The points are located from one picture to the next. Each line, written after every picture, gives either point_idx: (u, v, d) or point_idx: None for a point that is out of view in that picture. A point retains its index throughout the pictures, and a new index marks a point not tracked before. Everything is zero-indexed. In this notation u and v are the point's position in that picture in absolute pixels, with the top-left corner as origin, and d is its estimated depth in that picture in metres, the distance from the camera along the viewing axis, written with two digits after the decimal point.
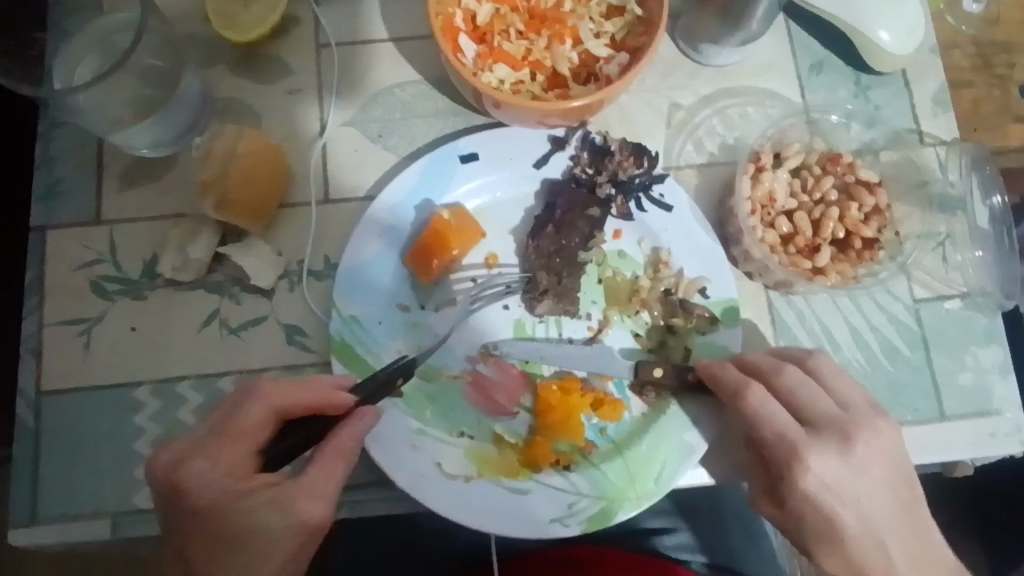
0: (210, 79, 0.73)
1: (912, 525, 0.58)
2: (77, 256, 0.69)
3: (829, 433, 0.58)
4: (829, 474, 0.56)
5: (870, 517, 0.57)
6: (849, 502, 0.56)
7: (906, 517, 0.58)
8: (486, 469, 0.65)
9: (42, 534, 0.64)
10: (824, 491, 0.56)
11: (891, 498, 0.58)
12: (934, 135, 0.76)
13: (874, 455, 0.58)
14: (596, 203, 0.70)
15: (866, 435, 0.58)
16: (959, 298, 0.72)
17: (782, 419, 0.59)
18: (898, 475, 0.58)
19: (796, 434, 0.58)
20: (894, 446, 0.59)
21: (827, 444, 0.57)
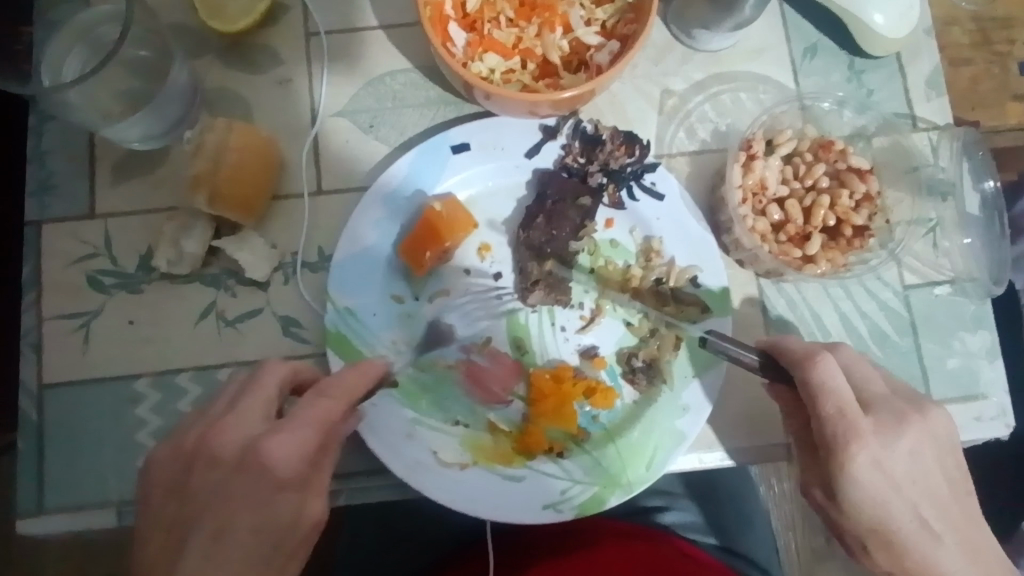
0: (200, 70, 0.73)
1: (951, 504, 0.59)
2: (73, 251, 0.70)
3: (887, 416, 0.58)
4: (892, 462, 0.56)
5: (921, 504, 0.57)
6: (904, 486, 0.57)
7: (948, 495, 0.59)
8: (481, 457, 0.66)
9: (49, 523, 0.66)
10: (885, 477, 0.56)
11: (936, 479, 0.59)
12: (928, 119, 0.76)
13: (927, 438, 0.58)
14: (588, 192, 0.71)
15: (918, 421, 0.58)
16: (948, 284, 0.73)
17: (847, 401, 0.57)
18: (944, 455, 0.59)
19: (863, 420, 0.57)
20: (943, 428, 0.59)
21: (889, 429, 0.57)
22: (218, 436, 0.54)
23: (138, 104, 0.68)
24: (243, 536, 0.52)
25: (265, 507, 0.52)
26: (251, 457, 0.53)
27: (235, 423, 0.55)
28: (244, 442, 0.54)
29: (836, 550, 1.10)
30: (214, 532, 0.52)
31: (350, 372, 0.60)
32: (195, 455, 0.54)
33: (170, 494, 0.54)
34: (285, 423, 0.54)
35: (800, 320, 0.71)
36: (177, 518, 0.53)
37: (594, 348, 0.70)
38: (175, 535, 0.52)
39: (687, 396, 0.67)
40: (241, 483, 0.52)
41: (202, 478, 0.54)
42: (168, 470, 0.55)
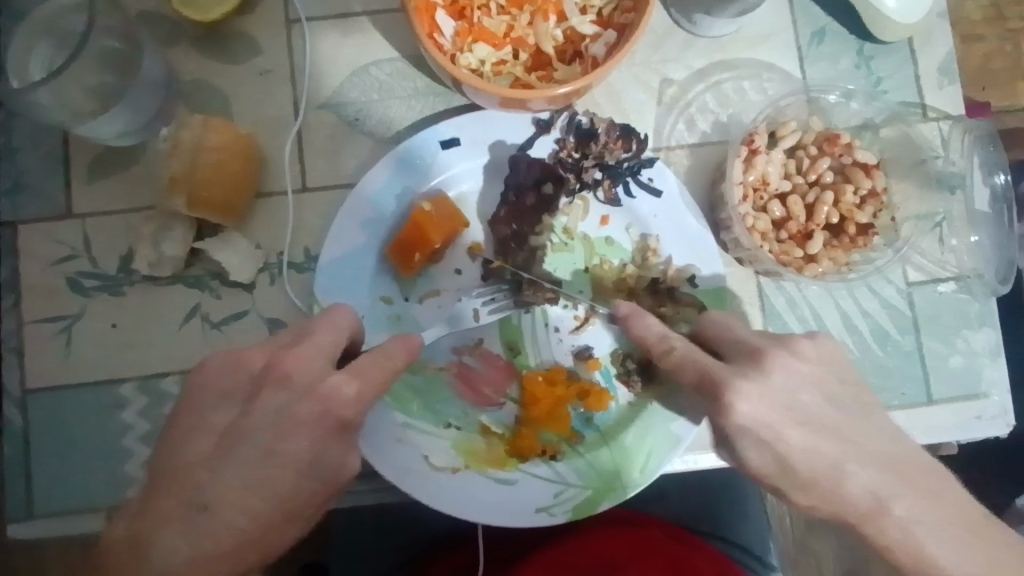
0: (175, 61, 0.69)
1: (866, 433, 0.52)
2: (51, 253, 0.68)
3: (746, 360, 0.53)
4: (759, 401, 0.51)
5: (817, 440, 0.51)
6: (787, 421, 0.51)
7: (855, 426, 0.52)
8: (473, 461, 0.65)
9: (40, 529, 0.65)
10: (759, 419, 0.51)
11: (833, 411, 0.53)
12: (939, 109, 0.72)
13: (800, 370, 0.53)
14: (552, 180, 0.67)
15: (784, 357, 0.53)
16: (952, 281, 0.71)
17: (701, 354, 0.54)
18: (830, 382, 0.54)
19: (717, 367, 0.53)
20: (821, 356, 0.55)
21: (746, 369, 0.52)
22: (289, 361, 0.51)
23: (111, 100, 0.64)
24: (295, 464, 0.49)
25: (326, 442, 0.50)
26: (319, 390, 0.50)
27: (302, 355, 0.51)
28: (312, 375, 0.51)
29: None
30: (268, 452, 0.49)
31: (393, 341, 0.54)
32: (261, 376, 0.51)
33: (224, 406, 0.50)
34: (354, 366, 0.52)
35: (800, 319, 0.70)
36: (228, 429, 0.50)
37: (589, 349, 0.68)
38: (224, 444, 0.49)
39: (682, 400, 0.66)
40: (307, 412, 0.50)
41: (264, 397, 0.50)
42: (225, 383, 0.51)
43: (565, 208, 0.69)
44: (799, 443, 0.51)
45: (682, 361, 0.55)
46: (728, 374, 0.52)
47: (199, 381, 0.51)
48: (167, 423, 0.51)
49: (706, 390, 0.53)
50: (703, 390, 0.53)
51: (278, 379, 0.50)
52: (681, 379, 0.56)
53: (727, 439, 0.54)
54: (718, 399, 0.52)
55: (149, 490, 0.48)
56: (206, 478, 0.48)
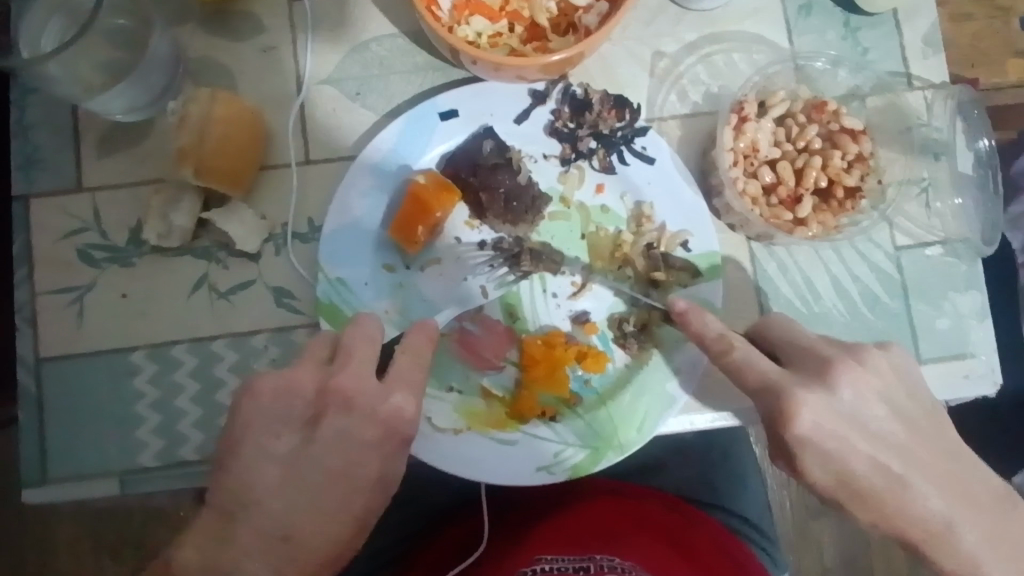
0: (181, 39, 0.71)
1: (932, 452, 0.56)
2: (63, 225, 0.70)
3: (812, 371, 0.56)
4: (827, 416, 0.54)
5: (880, 454, 0.55)
6: (852, 434, 0.54)
7: (914, 441, 0.56)
8: (475, 422, 0.67)
9: (54, 492, 0.67)
10: (826, 433, 0.54)
11: (898, 425, 0.56)
12: (923, 78, 0.74)
13: (865, 385, 0.55)
14: (485, 138, 0.70)
15: (851, 370, 0.55)
16: (939, 245, 0.72)
17: (766, 364, 0.56)
18: (897, 396, 0.57)
19: (786, 381, 0.55)
20: (890, 372, 0.57)
21: (815, 384, 0.55)
22: (343, 384, 0.53)
23: (120, 75, 0.67)
24: (364, 484, 0.52)
25: (390, 461, 0.53)
26: (379, 411, 0.53)
27: (354, 375, 0.53)
28: (369, 397, 0.53)
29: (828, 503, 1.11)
30: (336, 475, 0.52)
31: (415, 332, 0.57)
32: (317, 401, 0.53)
33: (283, 431, 0.52)
34: (402, 382, 0.54)
35: (791, 283, 0.72)
36: (293, 454, 0.52)
37: (586, 313, 0.70)
38: (293, 471, 0.51)
39: (676, 360, 0.68)
40: (369, 435, 0.52)
41: (327, 422, 0.52)
42: (279, 407, 0.52)
43: (562, 177, 0.71)
44: (863, 457, 0.54)
45: (747, 369, 0.57)
46: (796, 387, 0.54)
47: (252, 406, 0.52)
48: (225, 449, 0.52)
49: (774, 404, 0.55)
50: (766, 400, 0.56)
51: (338, 406, 0.52)
52: (745, 387, 0.58)
53: (786, 451, 0.56)
54: (785, 414, 0.54)
55: (222, 521, 0.50)
56: (281, 506, 0.50)
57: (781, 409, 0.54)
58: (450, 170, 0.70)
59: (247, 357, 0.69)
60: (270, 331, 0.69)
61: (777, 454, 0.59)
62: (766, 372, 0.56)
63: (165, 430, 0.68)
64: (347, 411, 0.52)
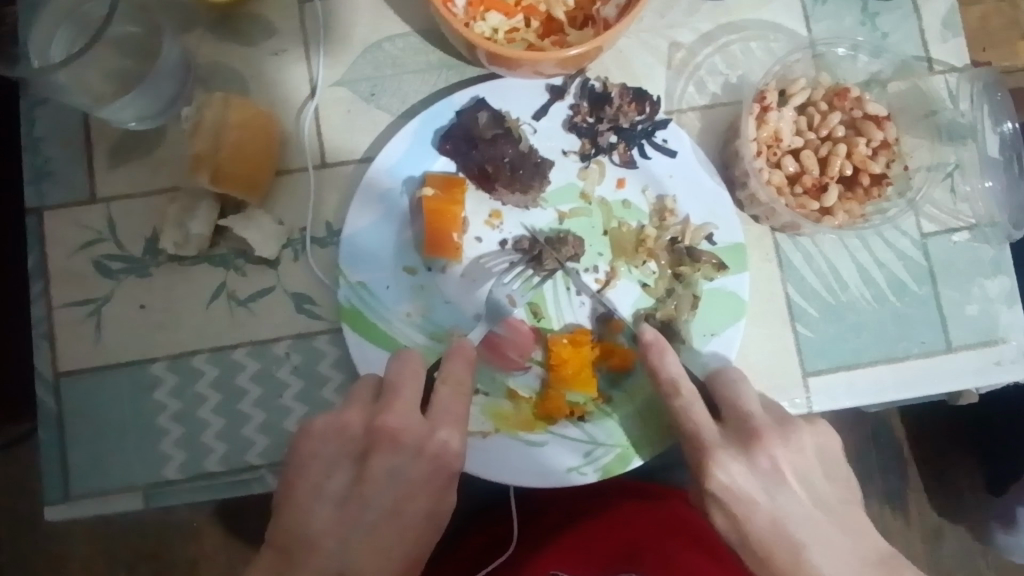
0: (191, 44, 0.70)
1: (835, 528, 0.61)
2: (78, 238, 0.69)
3: (738, 437, 0.62)
4: (738, 477, 0.61)
5: (786, 522, 0.60)
6: (759, 499, 0.61)
7: (827, 515, 0.61)
8: (503, 424, 0.66)
9: (77, 510, 0.66)
10: (732, 493, 0.61)
11: (805, 496, 0.61)
12: (943, 61, 0.73)
13: (783, 456, 0.61)
14: (479, 108, 0.68)
15: (773, 442, 0.61)
16: (966, 230, 0.72)
17: (703, 421, 0.62)
18: (816, 477, 0.62)
19: (711, 439, 0.62)
20: (816, 448, 0.63)
21: (734, 450, 0.61)
22: (390, 423, 0.56)
23: (132, 83, 0.65)
24: (415, 517, 0.56)
25: (436, 494, 0.57)
26: (426, 446, 0.56)
27: (400, 414, 0.56)
28: (416, 434, 0.56)
29: None
30: (390, 510, 0.55)
31: (455, 360, 0.59)
32: (366, 439, 0.56)
33: (336, 472, 0.55)
34: (445, 418, 0.57)
35: (817, 274, 0.71)
36: (347, 493, 0.55)
37: (611, 310, 0.69)
38: (348, 510, 0.54)
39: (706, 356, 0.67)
40: (418, 473, 0.56)
41: (378, 460, 0.55)
42: (333, 448, 0.56)
43: (582, 172, 0.70)
44: (762, 521, 0.61)
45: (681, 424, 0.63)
46: (718, 449, 0.61)
47: (306, 446, 0.56)
48: (281, 493, 0.55)
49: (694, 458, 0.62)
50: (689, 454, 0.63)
51: (389, 447, 0.56)
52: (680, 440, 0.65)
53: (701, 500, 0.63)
54: (701, 468, 0.61)
55: (280, 565, 0.51)
56: (339, 547, 0.53)
57: (699, 465, 0.62)
58: (449, 147, 0.68)
59: (270, 365, 0.68)
60: (291, 338, 0.68)
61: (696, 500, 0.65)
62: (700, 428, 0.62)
63: (188, 442, 0.67)
64: (398, 451, 0.56)
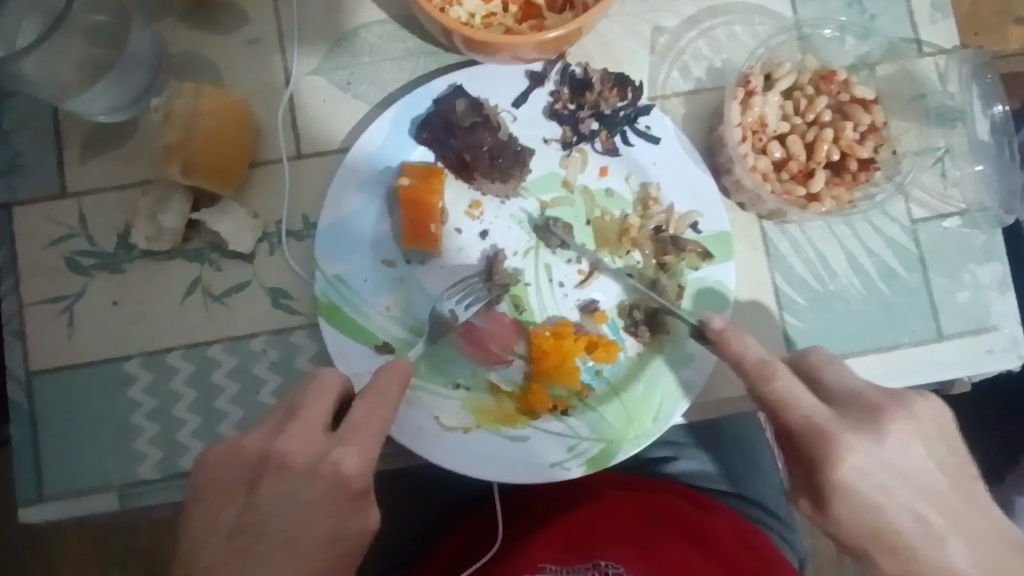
0: (162, 33, 0.69)
1: (982, 514, 0.50)
2: (49, 233, 0.67)
3: (856, 414, 0.51)
4: (871, 463, 0.49)
5: (926, 510, 0.49)
6: (896, 486, 0.49)
7: (978, 504, 0.51)
8: (484, 419, 0.65)
9: (51, 510, 0.64)
10: (864, 481, 0.49)
11: (945, 481, 0.51)
12: (932, 43, 0.72)
13: (917, 435, 0.50)
14: (457, 96, 0.66)
15: (900, 417, 0.51)
16: (957, 216, 0.70)
17: (809, 400, 0.52)
18: (947, 450, 0.52)
19: (827, 421, 0.50)
20: (941, 422, 0.52)
21: (863, 429, 0.50)
22: (285, 444, 0.49)
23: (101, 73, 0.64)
24: (317, 546, 0.48)
25: (340, 520, 0.49)
26: (322, 469, 0.49)
27: (297, 435, 0.50)
28: (312, 454, 0.49)
29: None
30: (291, 536, 0.48)
31: (386, 374, 0.53)
32: (259, 461, 0.49)
33: (227, 502, 0.50)
34: (350, 435, 0.50)
35: (804, 262, 0.69)
36: (236, 526, 0.49)
37: (594, 302, 0.67)
38: (239, 546, 0.48)
39: (687, 373, 0.65)
40: (314, 496, 0.48)
41: (270, 486, 0.49)
42: (226, 475, 0.50)
43: (563, 161, 0.68)
44: (901, 510, 0.49)
45: (786, 405, 0.51)
46: (840, 431, 0.50)
47: (202, 475, 0.51)
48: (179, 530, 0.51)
49: (814, 444, 0.50)
50: (801, 439, 0.51)
51: (283, 472, 0.49)
52: (779, 424, 0.53)
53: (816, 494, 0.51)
54: (824, 455, 0.49)
55: None
56: None
57: (820, 450, 0.50)
58: (427, 136, 0.66)
59: (246, 361, 0.66)
60: (268, 333, 0.67)
61: (802, 498, 0.54)
62: (809, 407, 0.51)
63: (164, 440, 0.65)
64: (289, 472, 0.49)
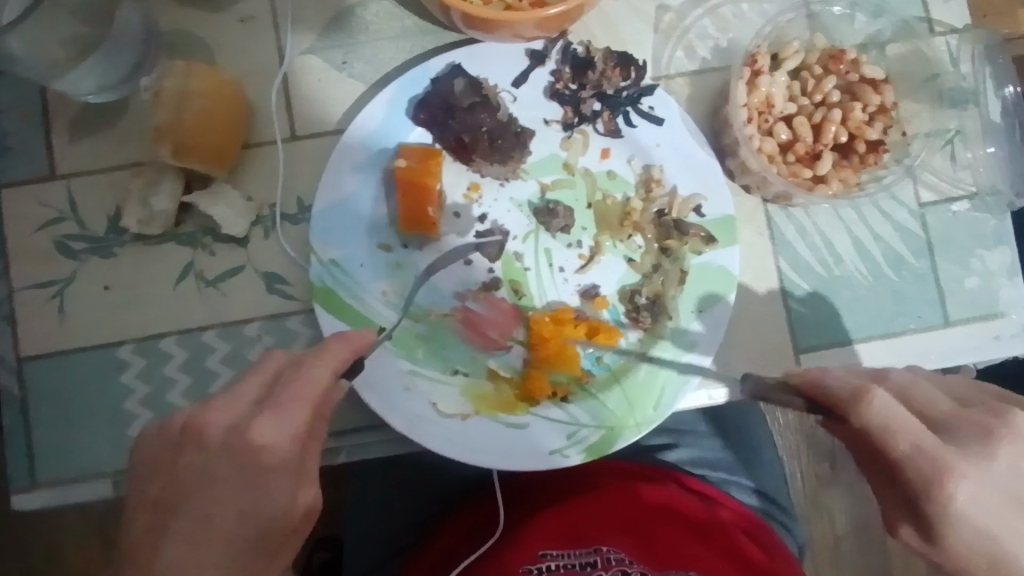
0: (152, 10, 0.67)
1: None
2: (38, 216, 0.66)
3: (966, 435, 0.44)
4: (990, 488, 0.42)
5: None
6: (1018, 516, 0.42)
7: None
8: (483, 406, 0.64)
9: (43, 497, 0.64)
10: (981, 511, 0.41)
11: None
12: (945, 22, 0.70)
13: None
14: (456, 75, 0.65)
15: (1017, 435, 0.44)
16: (966, 200, 0.69)
17: (908, 417, 0.44)
18: None
19: (934, 444, 0.43)
20: None
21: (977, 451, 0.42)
22: (210, 413, 0.45)
23: None
24: (236, 519, 0.43)
25: (261, 489, 0.44)
26: (245, 434, 0.44)
27: (227, 404, 0.46)
28: (239, 419, 0.45)
29: (840, 476, 1.06)
30: (206, 512, 0.43)
31: (339, 342, 0.52)
32: (185, 431, 0.45)
33: (150, 479, 0.45)
34: (281, 403, 0.46)
35: (810, 247, 0.68)
36: (157, 501, 0.44)
37: (595, 287, 0.66)
38: (156, 523, 0.43)
39: (689, 360, 0.64)
40: (235, 462, 0.43)
41: (191, 458, 0.45)
42: (152, 452, 0.46)
43: (564, 142, 0.67)
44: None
45: (888, 426, 0.44)
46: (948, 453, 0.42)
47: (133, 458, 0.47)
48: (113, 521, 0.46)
49: (921, 468, 0.43)
50: (903, 463, 0.43)
51: (205, 440, 0.45)
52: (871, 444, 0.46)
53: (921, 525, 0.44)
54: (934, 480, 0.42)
55: None
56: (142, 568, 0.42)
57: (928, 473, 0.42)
58: (425, 116, 0.65)
59: (241, 347, 0.65)
60: (263, 319, 0.66)
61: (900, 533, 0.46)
62: (910, 427, 0.44)
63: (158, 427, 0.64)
64: (210, 438, 0.45)
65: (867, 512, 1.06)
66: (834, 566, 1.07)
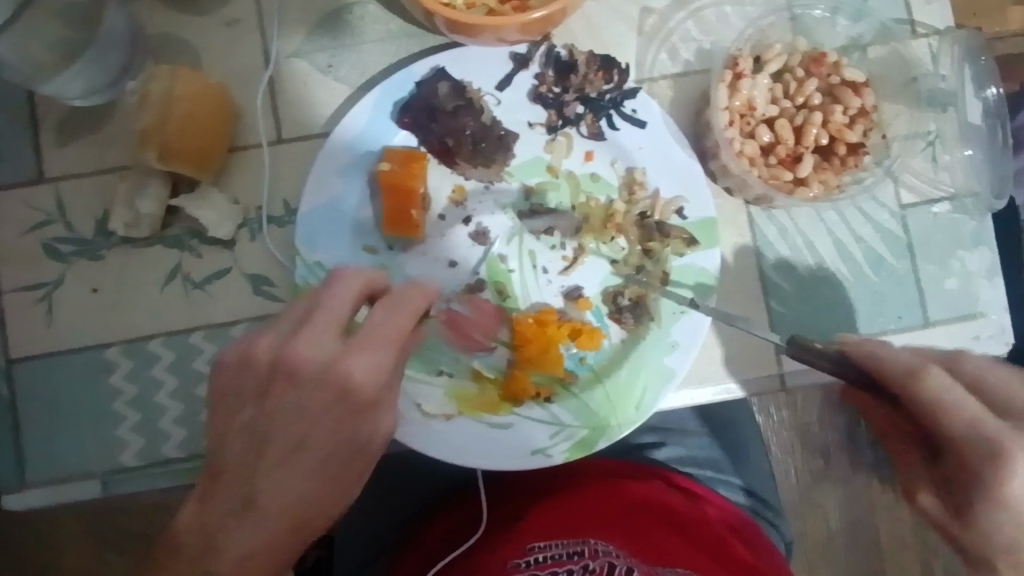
0: (138, 14, 0.67)
1: None
2: (26, 219, 0.66)
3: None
4: None
5: None
6: None
7: None
8: (466, 407, 0.64)
9: (33, 497, 0.64)
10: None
11: None
12: (926, 24, 0.70)
13: None
14: (439, 79, 0.65)
15: None
16: (947, 201, 0.69)
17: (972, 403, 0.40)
18: None
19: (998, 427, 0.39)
20: None
21: None
22: (297, 351, 0.45)
23: None
24: (326, 446, 0.46)
25: (345, 422, 0.46)
26: (332, 374, 0.45)
27: (310, 340, 0.46)
28: (322, 359, 0.45)
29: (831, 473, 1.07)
30: (301, 437, 0.46)
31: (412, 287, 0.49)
32: (271, 368, 0.46)
33: (246, 402, 0.46)
34: (370, 343, 0.46)
35: (792, 248, 0.69)
36: (254, 422, 0.46)
37: (578, 289, 0.67)
38: (257, 441, 0.45)
39: (671, 361, 0.64)
40: (323, 401, 0.45)
41: (281, 391, 0.46)
42: (237, 378, 0.47)
43: (548, 145, 0.67)
44: None
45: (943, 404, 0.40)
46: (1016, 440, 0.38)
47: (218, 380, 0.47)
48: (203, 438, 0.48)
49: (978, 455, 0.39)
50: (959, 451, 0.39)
51: (299, 366, 0.45)
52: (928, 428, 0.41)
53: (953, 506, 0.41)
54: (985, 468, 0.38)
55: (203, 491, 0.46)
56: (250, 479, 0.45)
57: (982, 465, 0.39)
58: (408, 120, 0.65)
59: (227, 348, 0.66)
60: (249, 320, 0.66)
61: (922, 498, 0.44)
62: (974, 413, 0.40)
63: (146, 427, 0.65)
64: (305, 365, 0.45)
65: (856, 508, 1.07)
66: (823, 561, 1.08)
